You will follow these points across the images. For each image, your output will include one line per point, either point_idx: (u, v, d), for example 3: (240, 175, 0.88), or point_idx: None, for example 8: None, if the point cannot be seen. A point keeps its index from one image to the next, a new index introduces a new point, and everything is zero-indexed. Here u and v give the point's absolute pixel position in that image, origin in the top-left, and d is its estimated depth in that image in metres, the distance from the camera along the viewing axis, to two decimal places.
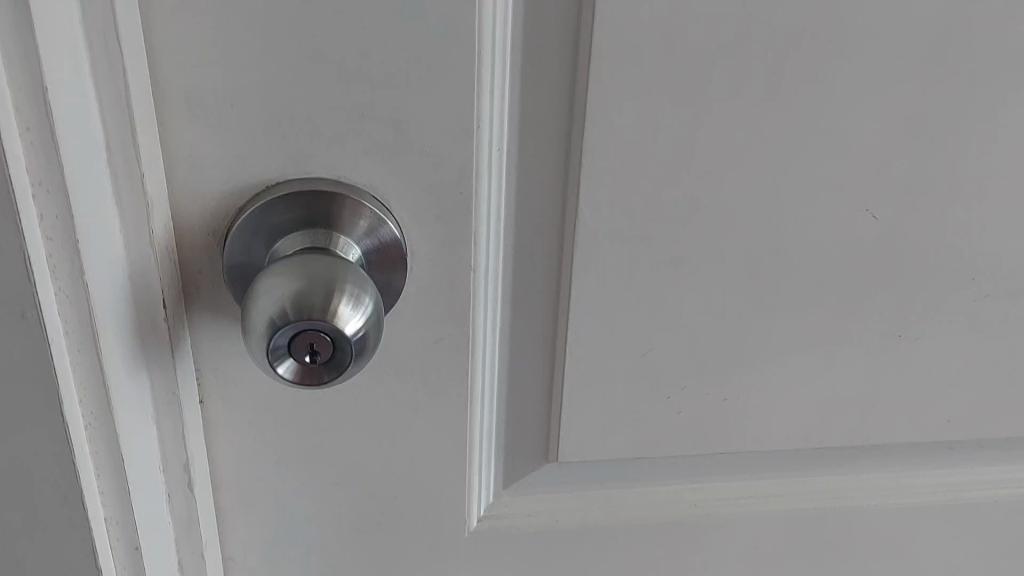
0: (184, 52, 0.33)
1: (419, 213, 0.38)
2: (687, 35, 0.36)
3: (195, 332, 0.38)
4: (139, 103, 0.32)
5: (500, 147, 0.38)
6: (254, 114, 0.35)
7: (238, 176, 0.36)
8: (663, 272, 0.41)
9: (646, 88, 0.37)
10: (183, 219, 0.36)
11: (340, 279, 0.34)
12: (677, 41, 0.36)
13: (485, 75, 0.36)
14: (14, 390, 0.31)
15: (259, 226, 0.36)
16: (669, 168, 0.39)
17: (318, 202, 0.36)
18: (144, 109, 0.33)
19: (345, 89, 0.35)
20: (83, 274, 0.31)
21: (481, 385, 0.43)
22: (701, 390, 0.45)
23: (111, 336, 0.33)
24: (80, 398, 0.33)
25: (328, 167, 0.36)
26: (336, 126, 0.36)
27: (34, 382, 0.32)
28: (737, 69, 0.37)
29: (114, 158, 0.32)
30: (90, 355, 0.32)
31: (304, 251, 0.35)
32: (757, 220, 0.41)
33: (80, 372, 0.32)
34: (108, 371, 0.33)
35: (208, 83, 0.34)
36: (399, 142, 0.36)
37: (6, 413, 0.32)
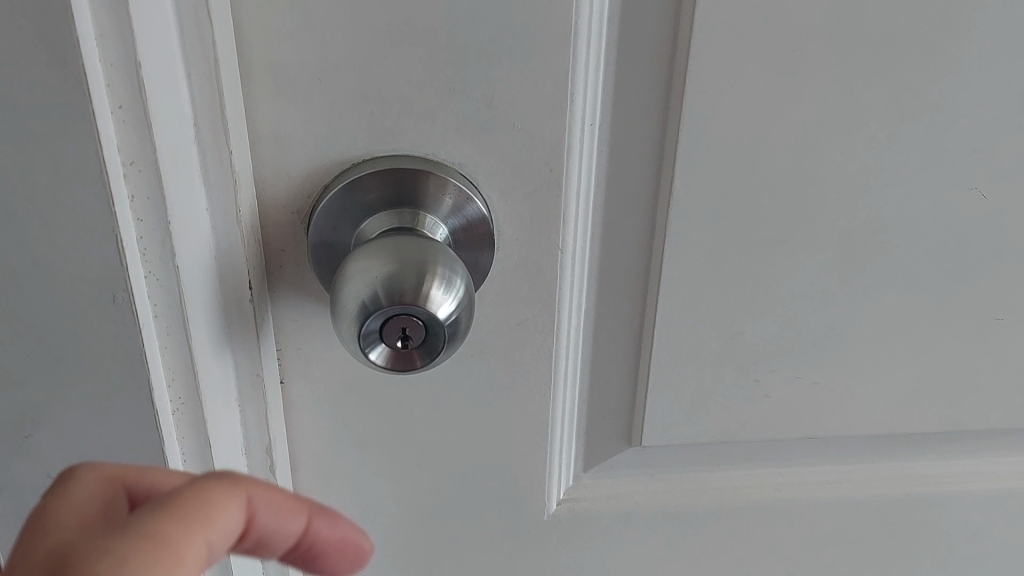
0: (271, 23, 0.32)
1: (508, 191, 0.37)
2: (798, 3, 0.33)
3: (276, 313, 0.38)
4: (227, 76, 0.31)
5: (593, 122, 0.36)
6: (343, 88, 0.34)
7: (324, 153, 0.35)
8: (758, 252, 0.39)
9: (750, 61, 0.34)
10: (267, 197, 0.36)
11: (431, 262, 0.32)
12: (786, 10, 0.33)
13: (581, 47, 0.34)
14: (104, 373, 0.31)
15: (345, 204, 0.35)
16: (770, 144, 0.37)
17: (404, 179, 0.35)
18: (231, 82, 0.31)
19: (434, 64, 0.34)
20: (174, 256, 0.29)
21: (566, 366, 0.42)
22: (792, 376, 0.43)
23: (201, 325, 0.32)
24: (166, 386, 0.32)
25: (416, 143, 0.35)
26: (426, 99, 0.34)
27: (123, 370, 0.31)
28: (849, 39, 0.35)
29: (202, 135, 0.31)
30: (179, 342, 0.31)
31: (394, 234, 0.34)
32: (860, 200, 0.39)
33: (169, 356, 0.31)
34: (198, 354, 0.32)
35: (296, 57, 0.33)
36: (489, 117, 0.35)
37: (94, 397, 0.31)
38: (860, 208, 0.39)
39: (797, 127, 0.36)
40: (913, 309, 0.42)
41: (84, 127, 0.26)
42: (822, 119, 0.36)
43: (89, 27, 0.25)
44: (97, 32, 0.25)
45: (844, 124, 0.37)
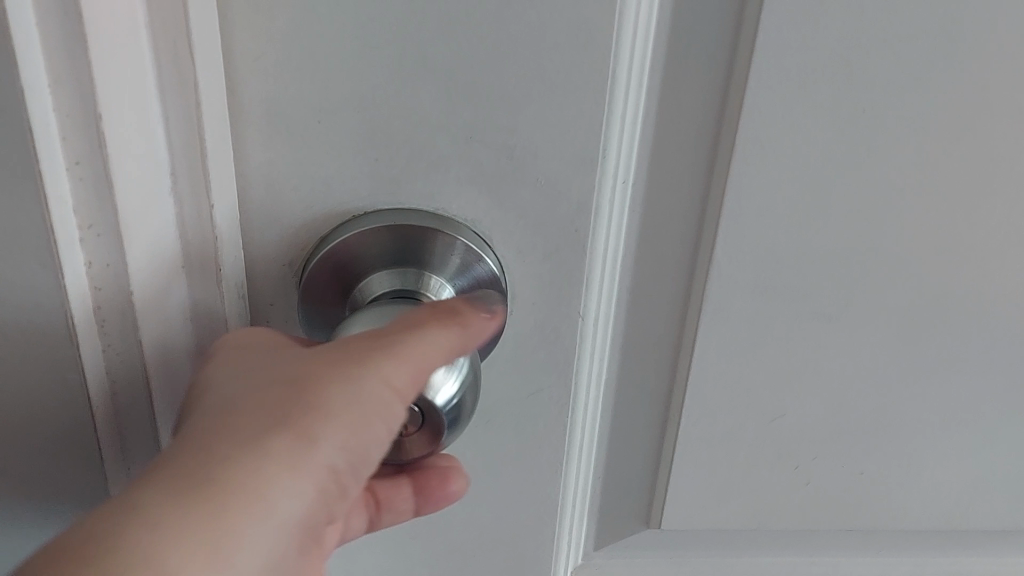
0: (266, 57, 0.28)
1: (527, 250, 0.33)
2: (873, 60, 0.29)
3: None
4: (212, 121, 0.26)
5: (627, 180, 0.32)
6: (344, 130, 0.30)
7: (322, 203, 0.31)
8: (805, 331, 0.35)
9: (812, 123, 0.30)
10: (255, 247, 0.32)
11: None
12: (858, 67, 0.29)
13: (618, 98, 0.30)
14: (52, 440, 0.28)
15: (341, 260, 0.32)
16: (827, 214, 0.32)
17: (408, 236, 0.32)
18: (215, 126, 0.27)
19: (449, 108, 0.29)
20: (136, 327, 0.26)
21: (581, 441, 0.38)
22: (834, 463, 0.39)
23: (163, 390, 0.29)
24: (120, 448, 0.29)
25: (425, 196, 0.31)
26: (440, 149, 0.30)
27: (75, 433, 0.28)
28: (928, 102, 0.30)
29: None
30: (138, 407, 0.28)
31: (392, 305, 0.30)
32: (925, 279, 0.34)
33: (126, 424, 0.29)
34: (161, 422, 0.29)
35: (294, 93, 0.29)
36: (510, 169, 0.31)
37: (43, 463, 0.29)
38: (924, 289, 0.34)
39: (860, 196, 0.32)
40: (976, 398, 0.38)
41: (29, 188, 0.23)
42: (889, 190, 0.32)
43: (42, 78, 0.22)
44: (50, 79, 0.22)
45: (915, 197, 0.32)
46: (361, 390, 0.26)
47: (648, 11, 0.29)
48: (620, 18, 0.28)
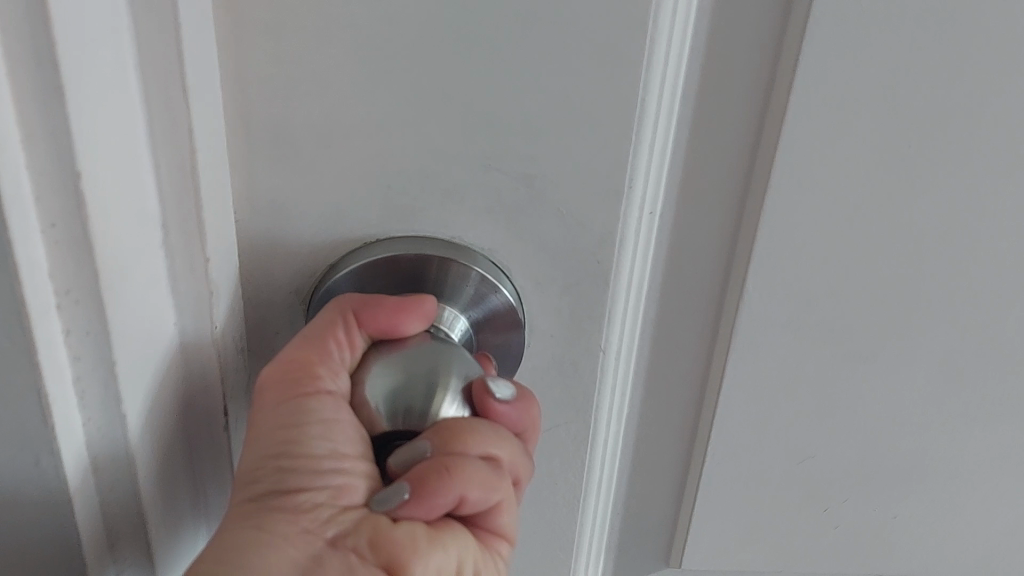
0: (276, 76, 0.27)
1: (545, 282, 0.31)
2: (918, 92, 0.27)
3: None
4: (205, 163, 0.25)
5: (653, 211, 0.30)
6: (354, 155, 0.28)
7: (331, 230, 0.30)
8: (839, 372, 0.33)
9: (851, 157, 0.28)
10: (261, 273, 0.30)
11: (445, 373, 0.28)
12: (902, 99, 0.27)
13: (647, 127, 0.28)
14: (27, 530, 0.25)
15: (350, 288, 0.31)
16: (865, 253, 0.30)
17: (421, 264, 0.30)
18: (209, 165, 0.25)
19: (465, 134, 0.28)
20: (121, 394, 0.24)
21: (600, 477, 0.36)
22: (866, 507, 0.37)
23: (148, 464, 0.27)
24: (106, 531, 0.27)
25: (439, 225, 0.30)
26: (456, 176, 0.29)
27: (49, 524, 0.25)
28: (981, 136, 0.28)
29: (171, 238, 0.25)
30: (123, 484, 0.26)
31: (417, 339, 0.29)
32: (969, 322, 0.32)
33: (110, 502, 0.26)
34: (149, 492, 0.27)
35: (303, 116, 0.27)
36: (528, 200, 0.29)
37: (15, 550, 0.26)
38: (969, 333, 0.32)
39: (903, 234, 0.30)
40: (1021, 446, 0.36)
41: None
42: (934, 229, 0.30)
43: (14, 131, 0.19)
44: (22, 131, 0.19)
45: (962, 236, 0.30)
46: (308, 405, 0.27)
47: (680, 34, 0.27)
48: (652, 42, 0.26)
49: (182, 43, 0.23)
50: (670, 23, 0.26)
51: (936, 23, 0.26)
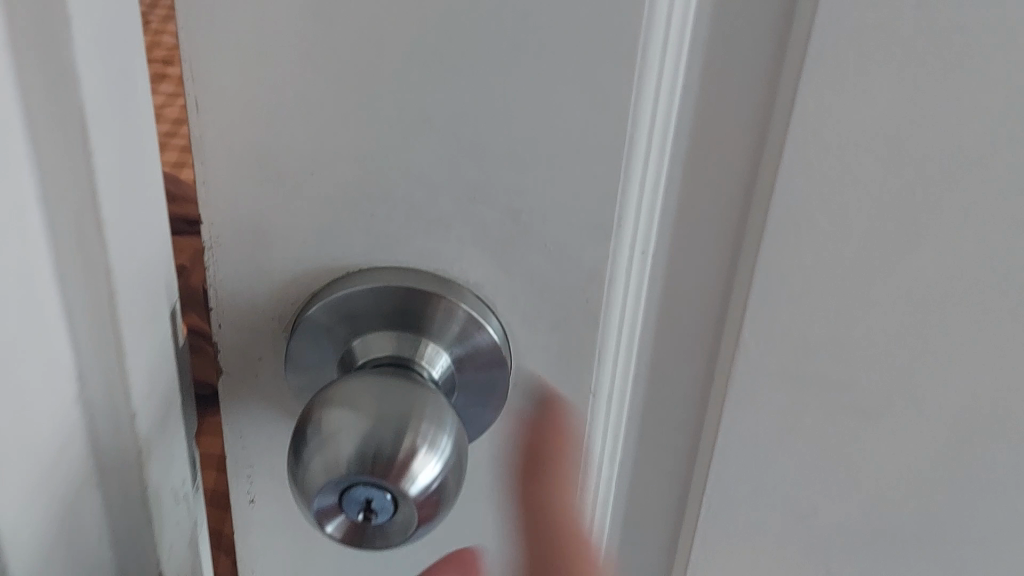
0: (260, 101, 0.26)
1: (533, 319, 0.30)
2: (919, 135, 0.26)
3: (248, 419, 0.33)
4: (111, 168, 0.27)
5: (646, 251, 0.29)
6: (338, 183, 0.28)
7: (315, 255, 0.29)
8: (841, 427, 0.32)
9: (848, 201, 0.27)
10: (246, 295, 0.30)
11: (415, 421, 0.26)
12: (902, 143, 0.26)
13: (636, 162, 0.27)
14: None
15: (330, 316, 0.30)
16: (868, 305, 0.29)
17: (405, 298, 0.29)
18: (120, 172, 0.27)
19: (451, 166, 0.27)
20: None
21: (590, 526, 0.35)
22: (868, 565, 0.35)
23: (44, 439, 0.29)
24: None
25: (423, 256, 0.29)
26: (441, 208, 0.28)
27: None
28: (990, 181, 0.27)
29: (78, 226, 0.28)
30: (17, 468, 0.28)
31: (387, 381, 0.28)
32: (983, 383, 0.30)
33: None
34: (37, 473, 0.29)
35: (286, 140, 0.27)
36: (515, 234, 0.28)
37: None
38: (982, 392, 0.31)
39: (909, 283, 0.28)
40: None
41: None
42: (940, 280, 0.28)
43: None
44: None
45: (972, 286, 0.29)
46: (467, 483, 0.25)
47: (671, 69, 0.26)
48: (641, 76, 0.25)
49: (98, 49, 0.25)
50: (659, 58, 0.26)
51: (941, 60, 0.25)
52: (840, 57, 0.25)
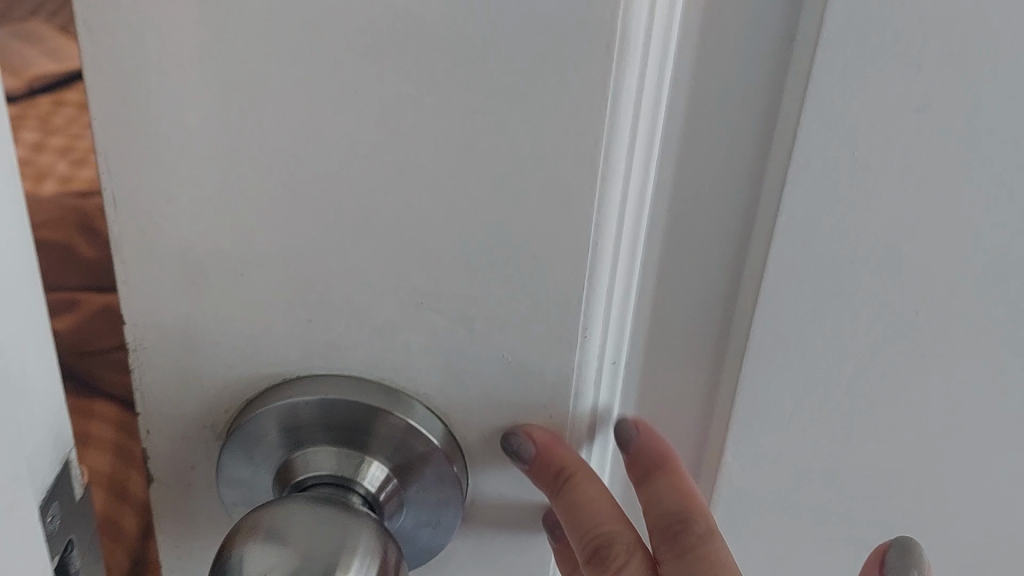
0: (176, 195, 0.23)
1: (490, 433, 0.27)
2: (933, 258, 0.22)
3: (186, 526, 0.30)
4: None
5: (617, 360, 0.26)
6: (270, 284, 0.25)
7: (249, 361, 0.26)
8: (838, 562, 0.28)
9: (846, 327, 0.23)
10: (173, 403, 0.27)
11: (344, 558, 0.24)
12: (913, 267, 0.22)
13: (604, 266, 0.24)
14: None
15: (263, 429, 0.27)
16: (869, 439, 0.25)
17: (347, 412, 0.27)
18: None
19: (396, 271, 0.24)
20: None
21: None
22: None
23: None
24: None
25: (368, 363, 0.26)
26: (386, 314, 0.25)
27: None
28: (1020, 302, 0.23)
29: None
30: None
31: (317, 509, 0.25)
32: (1003, 522, 0.27)
33: None
34: None
35: (208, 236, 0.24)
36: (469, 343, 0.25)
37: None
38: (1002, 529, 0.27)
39: (918, 417, 0.24)
40: None
41: None
42: (956, 417, 0.24)
43: None
44: None
45: (993, 423, 0.25)
46: None
47: (639, 170, 0.23)
48: (603, 182, 0.22)
49: None
50: (629, 151, 0.22)
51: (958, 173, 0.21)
52: (841, 161, 0.21)
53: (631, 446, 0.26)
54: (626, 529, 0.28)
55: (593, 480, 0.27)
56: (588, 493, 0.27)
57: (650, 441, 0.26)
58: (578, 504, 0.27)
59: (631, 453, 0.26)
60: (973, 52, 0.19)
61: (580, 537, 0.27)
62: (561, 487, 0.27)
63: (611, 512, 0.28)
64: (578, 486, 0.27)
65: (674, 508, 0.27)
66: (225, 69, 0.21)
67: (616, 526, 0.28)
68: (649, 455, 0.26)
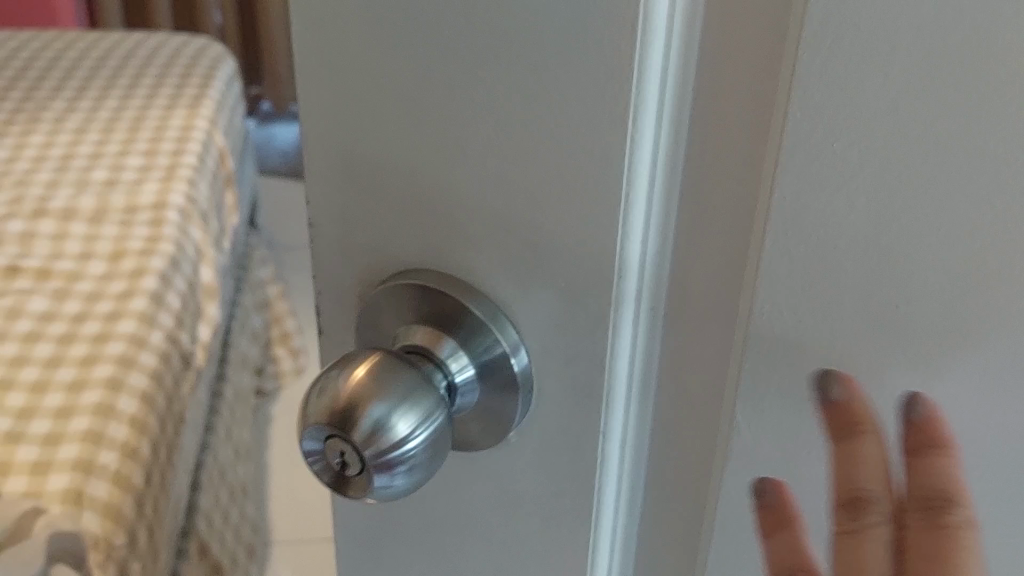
0: (336, 112, 0.31)
1: (551, 349, 0.32)
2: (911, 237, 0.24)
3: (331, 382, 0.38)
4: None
5: (654, 300, 0.31)
6: (394, 190, 0.31)
7: (377, 252, 0.33)
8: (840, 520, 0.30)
9: (840, 297, 0.26)
10: (329, 274, 0.35)
11: (407, 398, 0.30)
12: (894, 248, 0.24)
13: (634, 213, 0.29)
14: None
15: (386, 303, 0.33)
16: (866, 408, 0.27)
17: (444, 306, 0.32)
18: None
19: (482, 192, 0.30)
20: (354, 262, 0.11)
21: (596, 558, 0.36)
22: None
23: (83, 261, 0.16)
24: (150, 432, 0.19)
25: (460, 268, 0.32)
26: (473, 226, 0.31)
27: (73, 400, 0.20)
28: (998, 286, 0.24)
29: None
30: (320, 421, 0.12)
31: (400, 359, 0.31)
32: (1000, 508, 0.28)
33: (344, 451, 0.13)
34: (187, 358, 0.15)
35: (355, 145, 0.31)
36: (533, 263, 0.30)
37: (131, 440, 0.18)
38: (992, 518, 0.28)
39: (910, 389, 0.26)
40: None
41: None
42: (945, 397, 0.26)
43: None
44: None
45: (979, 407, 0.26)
46: None
47: (668, 136, 0.28)
48: (630, 138, 0.27)
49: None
50: (653, 116, 0.27)
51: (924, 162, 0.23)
52: (825, 143, 0.24)
53: (913, 417, 0.26)
54: (884, 496, 0.28)
55: (878, 446, 0.27)
56: (869, 453, 0.27)
57: (931, 419, 0.26)
58: (855, 459, 0.27)
59: (917, 420, 0.26)
60: (938, 55, 0.22)
61: (839, 484, 0.27)
62: (849, 436, 0.27)
63: (880, 479, 0.27)
64: (868, 441, 0.27)
65: (945, 485, 0.26)
66: (371, 17, 0.28)
67: (876, 486, 0.27)
68: (931, 430, 0.26)
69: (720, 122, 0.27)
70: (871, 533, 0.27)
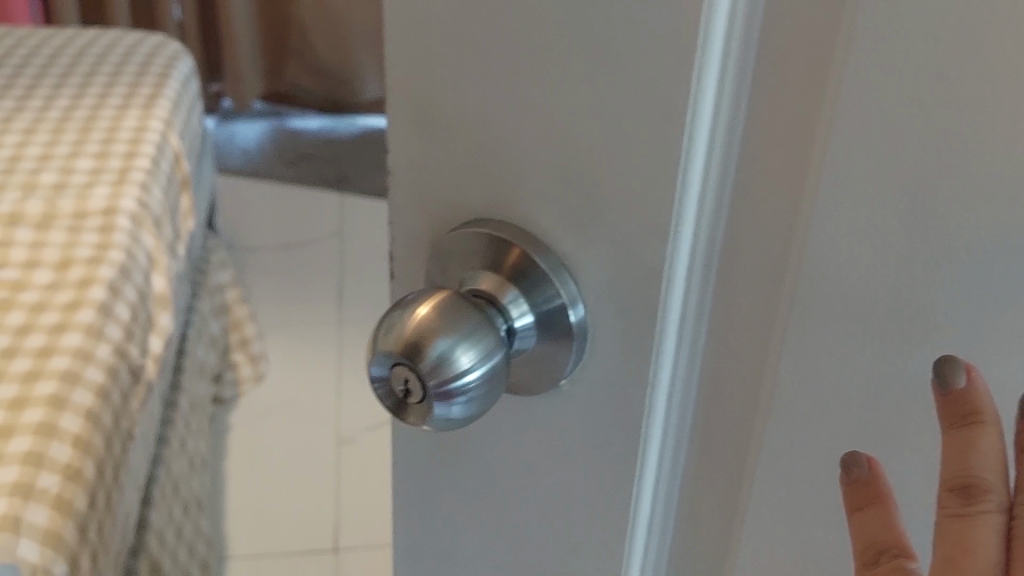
0: (417, 64, 0.33)
1: (606, 299, 0.33)
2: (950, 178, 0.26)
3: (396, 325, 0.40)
4: None
5: (708, 251, 0.32)
6: (466, 141, 0.33)
7: (448, 199, 0.35)
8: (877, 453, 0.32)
9: (886, 236, 0.28)
10: (403, 219, 0.38)
11: (470, 333, 0.32)
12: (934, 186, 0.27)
13: (693, 167, 0.30)
14: None
15: (456, 246, 0.36)
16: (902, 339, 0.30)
17: (507, 253, 0.34)
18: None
19: (549, 146, 0.32)
20: None
21: (639, 497, 0.38)
22: None
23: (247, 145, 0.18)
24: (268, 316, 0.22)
25: (524, 218, 0.34)
26: (538, 178, 0.33)
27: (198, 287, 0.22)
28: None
29: None
30: None
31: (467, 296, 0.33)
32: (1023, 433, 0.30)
33: None
34: None
35: (433, 96, 0.33)
36: (595, 215, 0.32)
37: None
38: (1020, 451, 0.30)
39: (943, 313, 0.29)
40: None
41: None
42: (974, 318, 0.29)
43: None
44: None
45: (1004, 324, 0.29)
46: None
47: (731, 95, 0.29)
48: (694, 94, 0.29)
49: None
50: (717, 75, 0.29)
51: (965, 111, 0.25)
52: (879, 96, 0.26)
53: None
54: (996, 491, 0.31)
55: (993, 438, 0.30)
56: (983, 443, 0.30)
57: None
58: (970, 446, 0.30)
59: (954, 395, 0.29)
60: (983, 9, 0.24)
61: (954, 469, 0.30)
62: (966, 423, 0.29)
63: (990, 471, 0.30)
64: (982, 431, 0.29)
65: None
66: None
67: (985, 475, 0.30)
68: None
69: (778, 81, 0.29)
70: (983, 518, 0.31)
